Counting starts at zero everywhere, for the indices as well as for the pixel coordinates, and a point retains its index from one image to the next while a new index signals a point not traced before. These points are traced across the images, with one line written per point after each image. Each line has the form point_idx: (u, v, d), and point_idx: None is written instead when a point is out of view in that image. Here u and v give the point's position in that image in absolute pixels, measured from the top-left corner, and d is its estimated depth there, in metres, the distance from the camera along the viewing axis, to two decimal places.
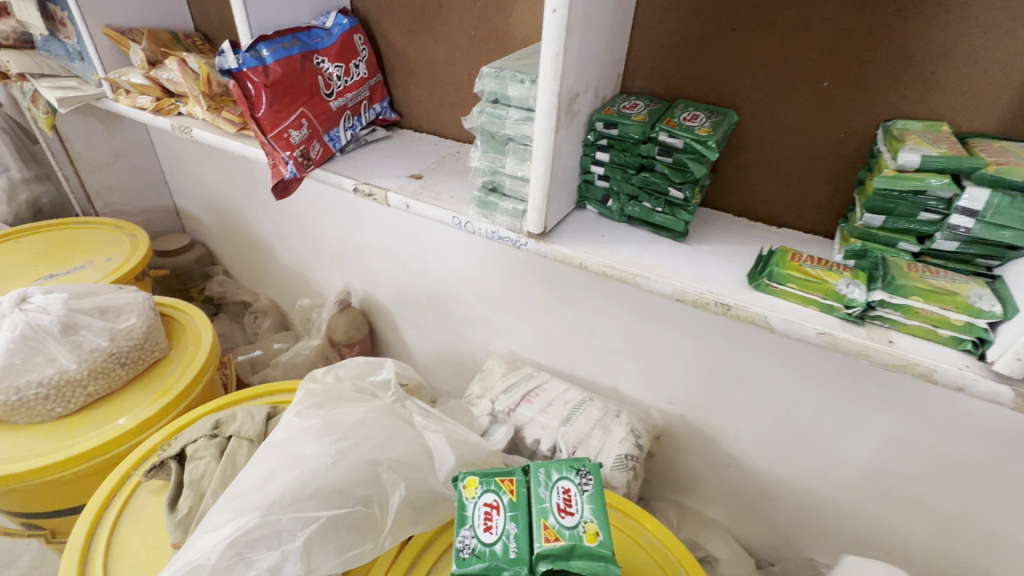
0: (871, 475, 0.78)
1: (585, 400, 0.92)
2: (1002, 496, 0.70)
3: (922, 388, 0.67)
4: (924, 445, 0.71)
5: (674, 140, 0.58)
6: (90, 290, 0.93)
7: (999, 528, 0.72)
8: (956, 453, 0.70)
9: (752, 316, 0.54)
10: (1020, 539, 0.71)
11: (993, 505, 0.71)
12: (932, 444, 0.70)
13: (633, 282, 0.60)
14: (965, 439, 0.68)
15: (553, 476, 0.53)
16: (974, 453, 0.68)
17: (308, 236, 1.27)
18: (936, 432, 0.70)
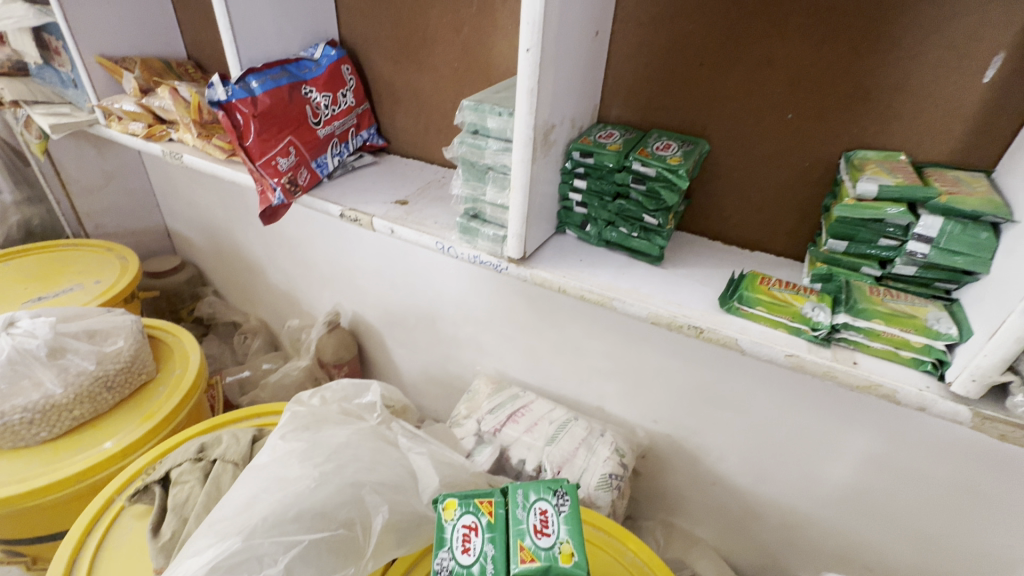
0: (851, 493, 0.79)
1: (569, 420, 0.93)
2: (977, 514, 0.71)
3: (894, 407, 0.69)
4: (900, 463, 0.73)
5: (647, 169, 0.60)
6: (78, 314, 0.93)
7: (977, 544, 0.73)
8: (931, 471, 0.71)
9: (724, 339, 0.56)
10: (997, 557, 0.72)
11: (969, 521, 0.72)
12: (907, 461, 0.72)
13: (610, 305, 0.62)
14: (938, 458, 0.69)
15: (531, 497, 0.54)
16: (947, 471, 0.70)
17: (298, 257, 1.28)
18: (910, 450, 0.71)
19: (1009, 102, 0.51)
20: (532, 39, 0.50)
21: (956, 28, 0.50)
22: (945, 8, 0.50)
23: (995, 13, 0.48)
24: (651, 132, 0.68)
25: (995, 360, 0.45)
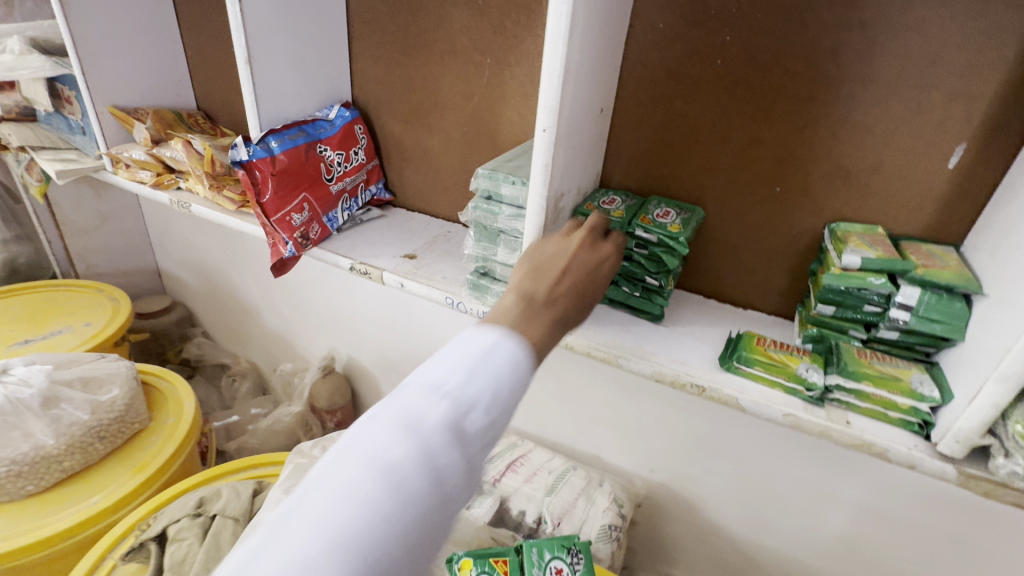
0: (845, 543, 0.81)
1: (568, 469, 0.94)
2: (965, 564, 0.74)
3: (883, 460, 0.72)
4: (890, 513, 0.75)
5: (649, 235, 0.65)
6: (71, 360, 0.92)
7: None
8: (919, 521, 0.74)
9: (724, 397, 0.59)
10: None
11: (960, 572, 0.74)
12: (898, 512, 0.75)
13: (616, 363, 0.65)
14: (926, 508, 0.73)
15: (546, 555, 0.54)
16: (935, 521, 0.73)
17: (295, 301, 1.29)
18: (899, 500, 0.74)
19: (972, 186, 0.57)
20: (548, 121, 0.55)
21: (925, 119, 0.56)
22: (914, 103, 0.56)
23: (957, 109, 0.55)
24: (649, 198, 0.72)
25: (975, 424, 0.49)
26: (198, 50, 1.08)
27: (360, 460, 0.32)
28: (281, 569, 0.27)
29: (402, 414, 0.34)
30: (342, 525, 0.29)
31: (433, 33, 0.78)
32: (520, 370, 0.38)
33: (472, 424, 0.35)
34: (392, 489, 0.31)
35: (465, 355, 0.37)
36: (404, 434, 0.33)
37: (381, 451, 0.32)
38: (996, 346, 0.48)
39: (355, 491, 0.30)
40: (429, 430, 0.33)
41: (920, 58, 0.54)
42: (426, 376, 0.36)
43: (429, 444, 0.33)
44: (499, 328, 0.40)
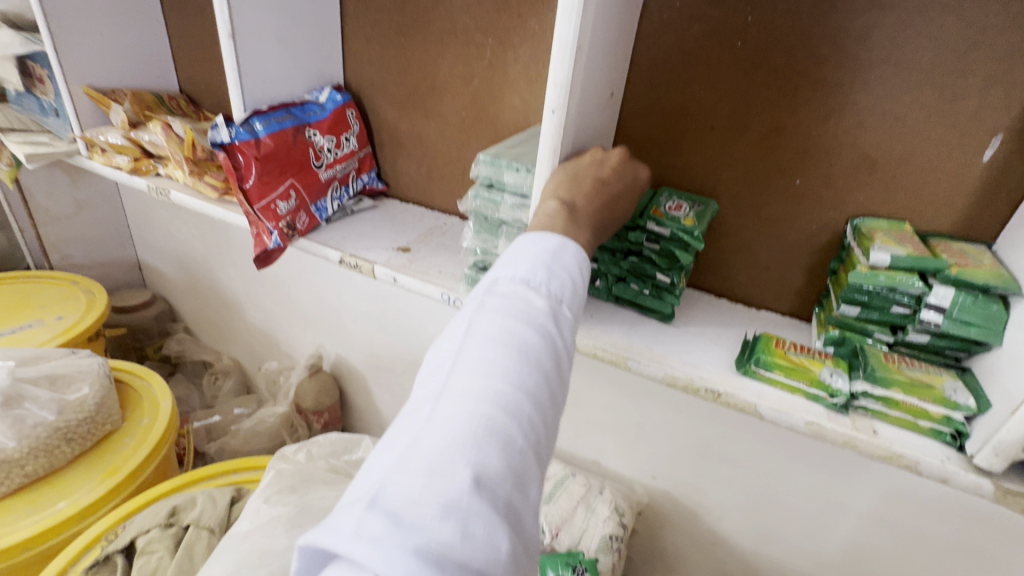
0: (857, 556, 0.77)
1: (567, 475, 0.90)
2: None
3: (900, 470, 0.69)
4: (906, 525, 0.72)
5: (662, 229, 0.61)
6: (37, 356, 0.86)
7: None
8: (937, 534, 0.70)
9: (742, 404, 0.55)
10: None
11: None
12: (915, 525, 0.71)
13: (625, 365, 0.60)
14: (945, 521, 0.69)
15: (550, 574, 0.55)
16: (954, 535, 0.69)
17: (281, 296, 1.24)
18: (916, 512, 0.71)
19: (1007, 180, 0.54)
20: (558, 101, 0.50)
21: (960, 108, 0.52)
22: (949, 90, 0.52)
23: (995, 97, 0.51)
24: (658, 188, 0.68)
25: (1019, 436, 0.45)
26: (181, 29, 1.02)
27: (486, 344, 0.36)
28: (448, 439, 0.31)
29: (509, 304, 0.38)
30: (496, 396, 0.33)
31: (432, 12, 0.73)
32: (587, 259, 0.44)
33: (564, 306, 0.40)
34: (526, 362, 0.35)
35: (541, 252, 0.42)
36: (510, 323, 0.37)
37: (505, 335, 0.36)
38: None
39: (493, 367, 0.35)
40: (539, 314, 0.38)
41: (957, 42, 0.50)
42: (516, 273, 0.40)
43: (542, 324, 0.38)
44: (556, 233, 0.44)
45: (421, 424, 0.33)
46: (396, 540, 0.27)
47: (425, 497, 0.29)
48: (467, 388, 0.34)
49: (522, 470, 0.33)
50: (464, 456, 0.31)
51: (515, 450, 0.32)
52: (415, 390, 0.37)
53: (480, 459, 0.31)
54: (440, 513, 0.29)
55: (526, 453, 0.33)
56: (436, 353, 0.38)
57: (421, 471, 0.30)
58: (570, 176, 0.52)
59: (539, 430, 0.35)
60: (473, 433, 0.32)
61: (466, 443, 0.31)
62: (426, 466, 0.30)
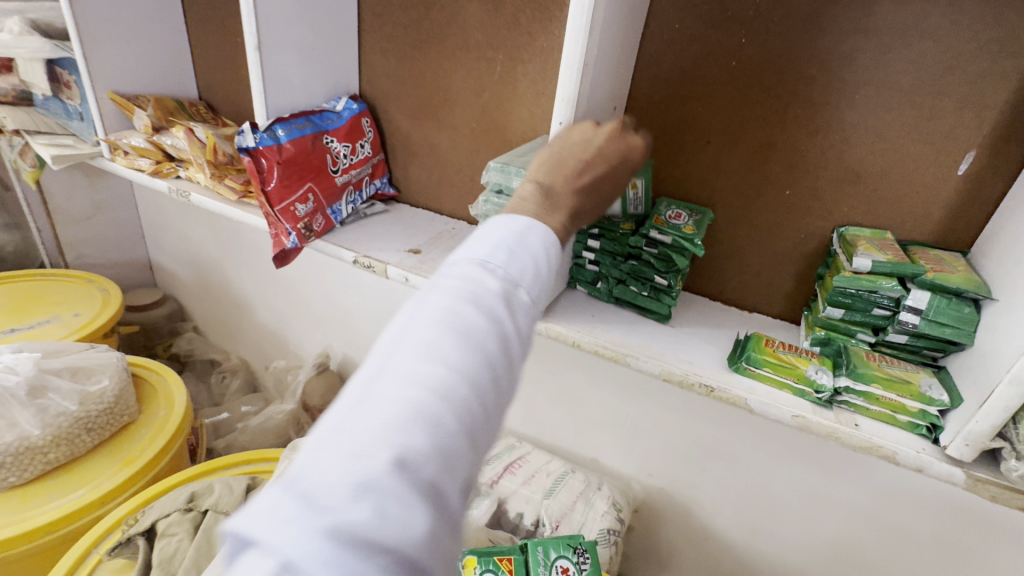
0: (844, 551, 0.81)
1: (567, 472, 0.93)
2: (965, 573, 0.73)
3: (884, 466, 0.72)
4: (890, 521, 0.75)
5: (663, 236, 0.65)
6: (59, 349, 0.90)
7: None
8: (920, 529, 0.74)
9: (733, 398, 0.59)
10: None
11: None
12: (898, 520, 0.74)
13: (624, 361, 0.64)
14: (926, 516, 0.72)
15: (551, 554, 0.54)
16: (935, 530, 0.73)
17: (291, 297, 1.27)
18: (899, 508, 0.74)
19: (979, 193, 0.58)
20: (565, 114, 0.54)
21: (936, 126, 0.57)
22: (925, 110, 0.57)
23: (967, 117, 0.55)
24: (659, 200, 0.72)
25: (986, 426, 0.49)
26: (203, 40, 1.07)
27: (428, 325, 0.33)
28: (372, 421, 0.28)
29: (461, 286, 0.35)
30: (434, 385, 0.30)
31: (446, 28, 0.78)
32: (558, 245, 0.41)
33: (521, 291, 0.37)
34: (471, 347, 0.32)
35: (506, 234, 0.39)
36: (463, 302, 0.34)
37: (451, 316, 0.33)
38: (1007, 349, 0.48)
39: (434, 350, 0.31)
40: (490, 297, 0.35)
41: (932, 67, 0.55)
42: (474, 254, 0.37)
43: (492, 309, 0.34)
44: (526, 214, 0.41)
45: (344, 406, 0.30)
46: (301, 528, 0.24)
47: (335, 482, 0.26)
48: (402, 369, 0.31)
49: (456, 467, 0.30)
50: (392, 448, 0.27)
51: (450, 446, 0.29)
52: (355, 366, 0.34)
53: (404, 445, 0.28)
54: (352, 498, 0.26)
55: (460, 446, 0.30)
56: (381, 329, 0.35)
57: (339, 455, 0.27)
58: (551, 156, 0.47)
59: (479, 424, 0.31)
60: (405, 423, 0.28)
61: (391, 428, 0.28)
62: (342, 451, 0.27)
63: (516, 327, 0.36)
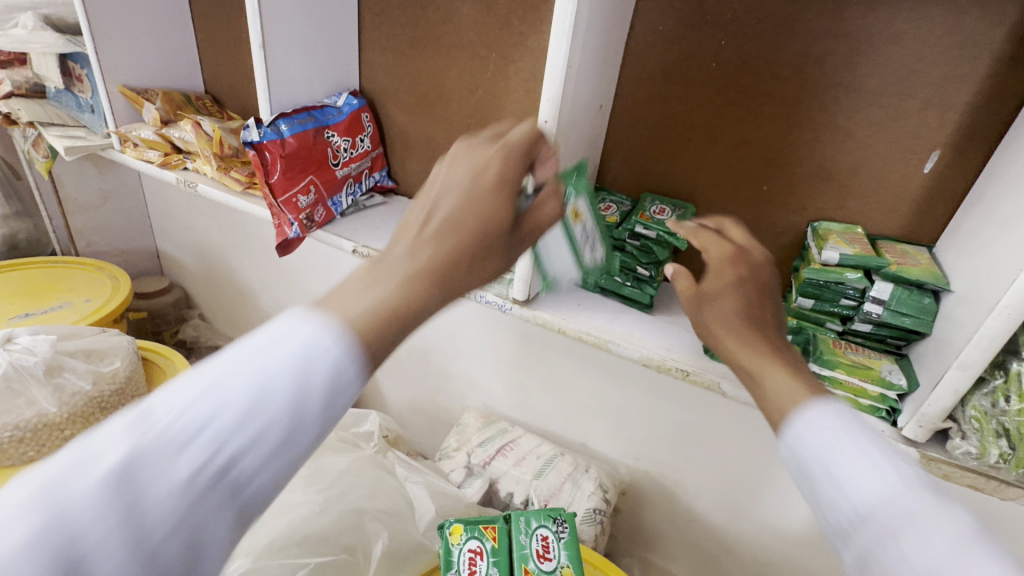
0: (818, 531, 0.85)
1: (556, 454, 0.96)
2: None
3: None
4: None
5: (647, 232, 0.68)
6: (73, 332, 0.94)
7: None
8: None
9: (708, 381, 0.63)
10: None
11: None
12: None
13: (606, 347, 0.68)
14: None
15: (533, 523, 0.57)
16: None
17: (293, 285, 1.32)
18: None
19: (943, 190, 0.61)
20: (551, 113, 0.58)
21: (904, 126, 0.60)
22: (892, 111, 0.60)
23: (932, 118, 0.58)
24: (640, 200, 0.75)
25: (937, 410, 0.52)
26: (209, 35, 1.10)
27: (66, 451, 0.28)
28: None
29: (145, 410, 0.29)
30: (13, 548, 0.25)
31: (441, 27, 0.81)
32: (315, 375, 0.32)
33: (222, 439, 0.29)
34: (82, 500, 0.26)
35: (261, 352, 0.32)
36: (125, 437, 0.28)
37: (102, 451, 0.28)
38: (958, 337, 0.52)
39: (47, 493, 0.26)
40: (164, 429, 0.28)
41: (900, 69, 0.58)
42: (206, 361, 0.32)
43: (149, 451, 0.28)
44: (320, 319, 0.34)
45: None
46: None
47: None
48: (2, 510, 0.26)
49: (147, 572, 0.27)
50: (26, 559, 0.25)
51: (127, 553, 0.27)
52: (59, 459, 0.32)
53: None
54: None
55: None
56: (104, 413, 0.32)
57: None
58: (428, 209, 0.41)
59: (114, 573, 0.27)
60: (67, 525, 0.26)
61: None
62: None
63: (179, 479, 0.28)
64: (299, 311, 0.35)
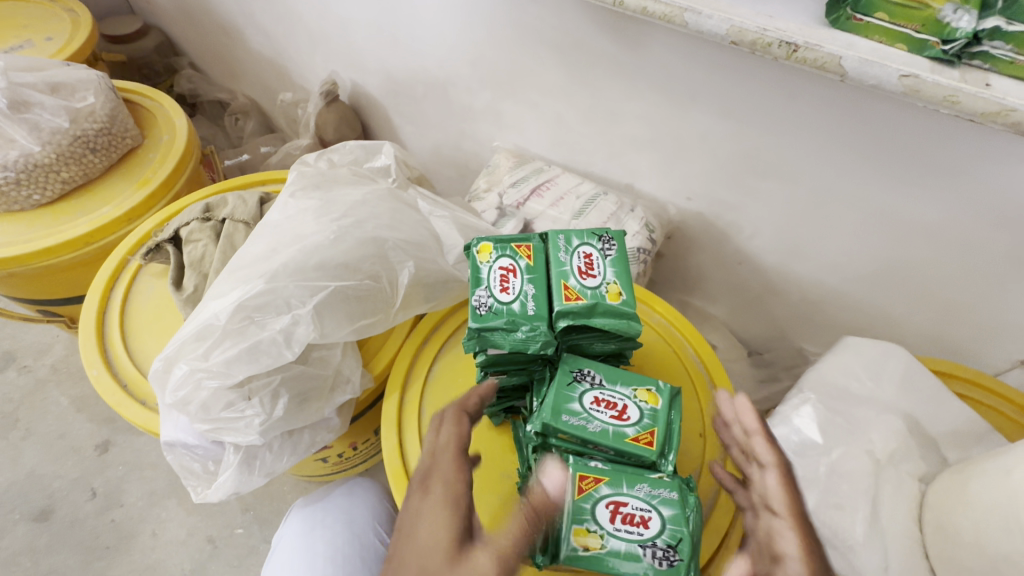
0: (882, 266, 0.69)
1: (598, 194, 0.84)
2: (1013, 287, 0.61)
3: (973, 168, 0.54)
4: (953, 236, 0.61)
5: (626, 424, 0.45)
6: (32, 64, 0.80)
7: (1005, 316, 0.65)
8: (988, 242, 0.59)
9: (822, 59, 0.45)
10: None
11: (1010, 297, 0.62)
12: (963, 234, 0.60)
13: (679, 22, 0.50)
14: (997, 226, 0.57)
15: (573, 242, 0.49)
16: (1006, 244, 0.58)
17: (279, 11, 1.08)
18: (969, 219, 0.58)
19: None
20: None
21: None
22: None
23: None
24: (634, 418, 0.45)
25: None
26: None
27: (296, 543, 0.72)
28: (292, 542, 0.72)
29: (304, 526, 0.73)
30: (297, 542, 0.71)
31: None
32: (374, 515, 0.75)
33: (337, 542, 0.71)
34: (305, 544, 0.71)
35: (341, 515, 0.74)
36: (309, 526, 0.73)
37: (308, 532, 0.72)
38: None
39: (301, 535, 0.72)
40: (317, 543, 0.71)
41: None
42: (319, 542, 0.71)
43: (322, 539, 0.71)
44: (366, 507, 0.75)
45: (283, 536, 0.74)
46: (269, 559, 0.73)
47: (275, 553, 0.73)
48: (291, 537, 0.72)
49: (344, 534, 0.72)
50: (307, 552, 0.70)
51: (331, 539, 0.71)
52: (289, 539, 0.72)
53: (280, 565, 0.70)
54: (275, 550, 0.73)
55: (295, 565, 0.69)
56: (288, 545, 0.72)
57: (269, 559, 0.72)
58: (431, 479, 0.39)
59: (313, 549, 0.70)
60: (317, 539, 0.71)
61: (286, 555, 0.71)
62: (271, 557, 0.73)
63: (327, 524, 0.73)
64: (356, 510, 0.74)
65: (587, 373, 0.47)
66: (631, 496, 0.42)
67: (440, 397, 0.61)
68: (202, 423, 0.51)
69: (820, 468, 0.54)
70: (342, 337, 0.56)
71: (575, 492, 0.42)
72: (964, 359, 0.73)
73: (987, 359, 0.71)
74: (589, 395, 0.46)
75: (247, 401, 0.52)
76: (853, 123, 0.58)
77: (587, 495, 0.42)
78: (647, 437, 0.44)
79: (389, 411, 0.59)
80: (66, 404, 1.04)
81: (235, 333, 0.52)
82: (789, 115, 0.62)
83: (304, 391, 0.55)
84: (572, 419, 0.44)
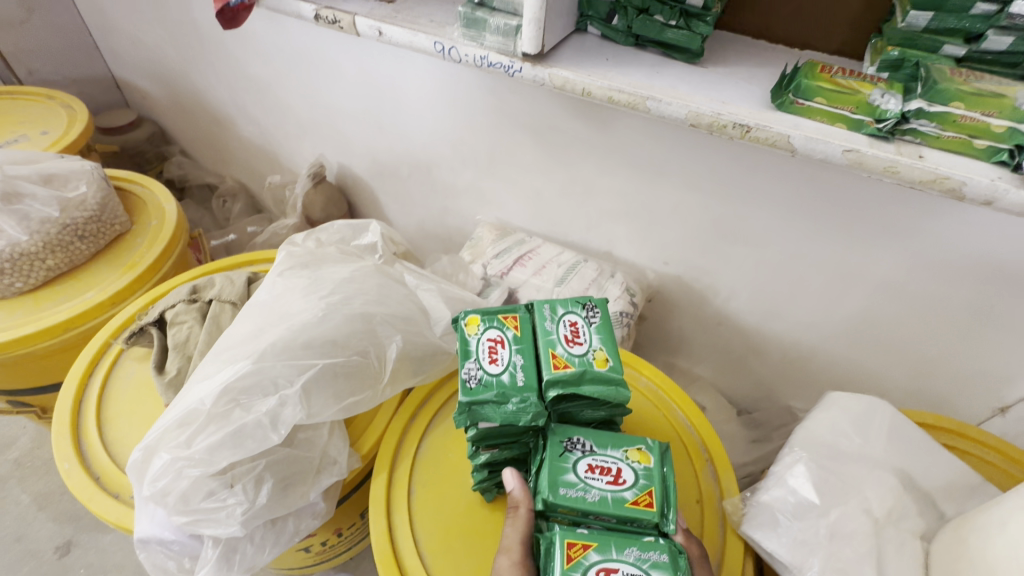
0: (856, 322, 0.72)
1: (579, 261, 0.87)
2: (980, 337, 0.64)
3: (923, 227, 0.59)
4: (917, 291, 0.64)
5: (626, 487, 0.45)
6: (28, 157, 0.83)
7: (976, 365, 0.67)
8: (948, 296, 0.63)
9: (773, 138, 0.50)
10: (996, 377, 0.67)
11: (977, 347, 0.65)
12: (924, 288, 0.63)
13: (642, 108, 0.54)
14: (952, 280, 0.61)
15: (559, 311, 0.51)
16: (964, 296, 0.62)
17: (269, 104, 1.15)
18: (927, 274, 0.62)
19: None
20: None
21: None
22: None
23: None
24: (631, 479, 0.45)
25: None
26: None
27: None
28: None
29: None
30: None
31: None
32: None
33: None
34: None
35: None
36: None
37: None
38: None
39: None
40: None
41: None
42: None
43: None
44: None
45: None
46: None
47: None
48: None
49: None
50: None
51: None
52: None
53: None
54: None
55: None
56: None
57: None
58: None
59: None
60: None
61: None
62: None
63: None
64: None
65: (578, 441, 0.47)
66: (621, 561, 0.40)
67: (430, 474, 0.59)
68: (180, 516, 0.49)
69: (820, 531, 0.52)
70: (330, 415, 0.55)
71: (563, 561, 0.40)
72: (947, 410, 0.74)
73: (967, 408, 0.73)
74: (583, 462, 0.46)
75: (229, 489, 0.50)
76: (810, 191, 0.63)
77: (577, 563, 0.40)
78: (646, 499, 0.44)
79: (378, 492, 0.57)
80: (27, 502, 0.98)
81: (219, 417, 0.51)
82: (751, 185, 0.67)
83: (289, 475, 0.53)
84: (570, 491, 0.44)
